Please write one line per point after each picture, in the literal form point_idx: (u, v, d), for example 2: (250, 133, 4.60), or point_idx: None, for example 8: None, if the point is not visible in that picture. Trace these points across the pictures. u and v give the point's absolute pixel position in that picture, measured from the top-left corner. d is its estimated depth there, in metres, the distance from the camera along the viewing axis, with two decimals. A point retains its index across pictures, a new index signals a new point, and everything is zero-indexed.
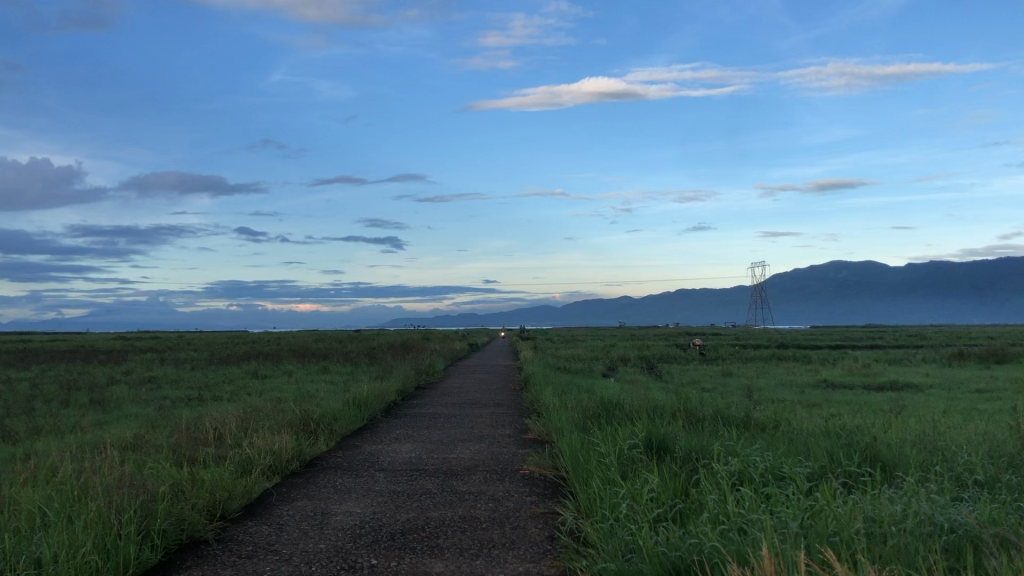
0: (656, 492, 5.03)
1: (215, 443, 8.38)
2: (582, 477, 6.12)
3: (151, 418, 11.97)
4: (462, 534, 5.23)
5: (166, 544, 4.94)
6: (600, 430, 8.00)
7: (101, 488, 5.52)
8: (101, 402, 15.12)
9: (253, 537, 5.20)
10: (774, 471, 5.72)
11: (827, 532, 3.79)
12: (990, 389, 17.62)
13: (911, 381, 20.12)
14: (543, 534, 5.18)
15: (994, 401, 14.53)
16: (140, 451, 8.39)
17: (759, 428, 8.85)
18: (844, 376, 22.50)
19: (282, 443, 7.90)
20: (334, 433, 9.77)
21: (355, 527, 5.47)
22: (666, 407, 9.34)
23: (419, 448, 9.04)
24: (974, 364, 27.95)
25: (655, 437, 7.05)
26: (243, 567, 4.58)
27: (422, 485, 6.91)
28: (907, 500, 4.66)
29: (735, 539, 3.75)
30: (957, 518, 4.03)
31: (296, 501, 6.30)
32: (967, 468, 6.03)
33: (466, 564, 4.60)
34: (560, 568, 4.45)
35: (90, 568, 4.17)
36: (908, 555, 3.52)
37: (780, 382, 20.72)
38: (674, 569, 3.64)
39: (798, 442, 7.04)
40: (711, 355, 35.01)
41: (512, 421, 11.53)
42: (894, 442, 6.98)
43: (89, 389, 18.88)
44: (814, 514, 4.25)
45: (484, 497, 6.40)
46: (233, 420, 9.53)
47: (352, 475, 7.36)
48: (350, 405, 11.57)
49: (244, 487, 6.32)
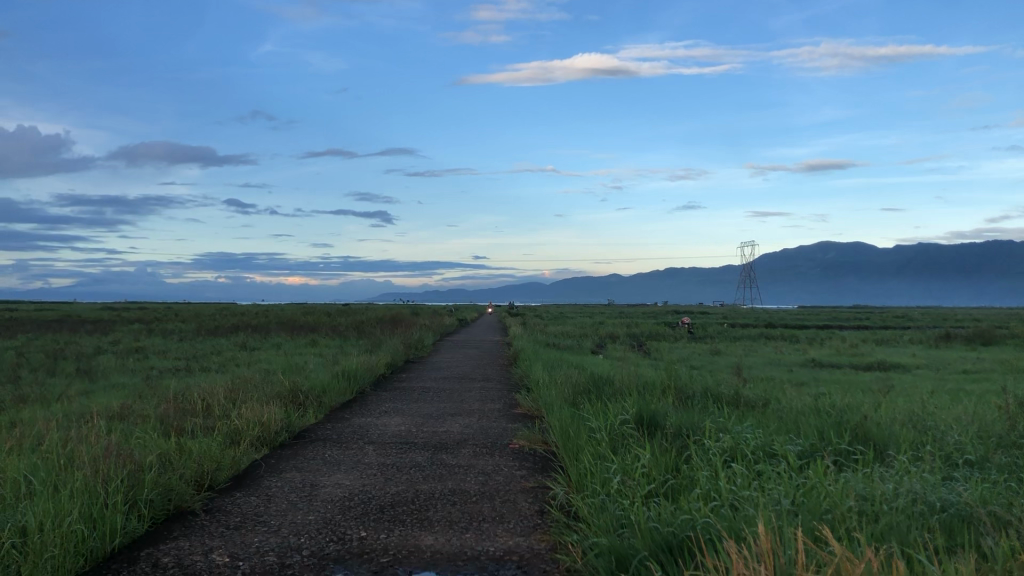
0: (648, 467, 5.01)
1: (203, 414, 8.32)
2: (572, 451, 6.12)
3: (138, 389, 11.88)
4: (452, 508, 5.22)
5: (153, 514, 4.90)
6: (591, 405, 8.03)
7: (88, 457, 5.46)
8: (88, 372, 14.99)
9: (241, 509, 5.16)
10: (765, 448, 5.71)
11: (820, 509, 3.78)
12: (978, 370, 17.80)
13: (900, 362, 20.24)
14: (533, 508, 5.16)
15: (981, 383, 14.72)
16: (128, 421, 8.32)
17: (749, 406, 8.86)
18: (833, 355, 22.64)
19: (271, 415, 7.85)
20: (322, 405, 9.72)
21: (345, 499, 5.44)
22: (656, 384, 9.36)
23: (407, 421, 9.02)
24: (961, 345, 28.28)
25: (645, 413, 7.06)
26: (231, 538, 4.54)
27: (412, 459, 6.87)
28: (899, 479, 4.65)
29: (728, 516, 3.73)
30: (950, 497, 4.03)
31: (284, 472, 6.27)
32: (957, 448, 6.04)
33: (456, 537, 4.58)
34: (551, 543, 4.43)
35: (76, 537, 4.13)
36: (899, 533, 3.51)
37: (768, 360, 20.82)
38: (668, 544, 3.61)
39: (788, 419, 7.06)
40: (701, 332, 35.20)
41: (501, 396, 11.60)
42: (884, 421, 7.00)
43: (76, 358, 18.82)
44: (807, 492, 4.23)
45: (473, 470, 6.40)
46: (222, 390, 9.50)
47: (340, 447, 7.33)
48: (340, 378, 11.54)
49: (232, 458, 6.29)
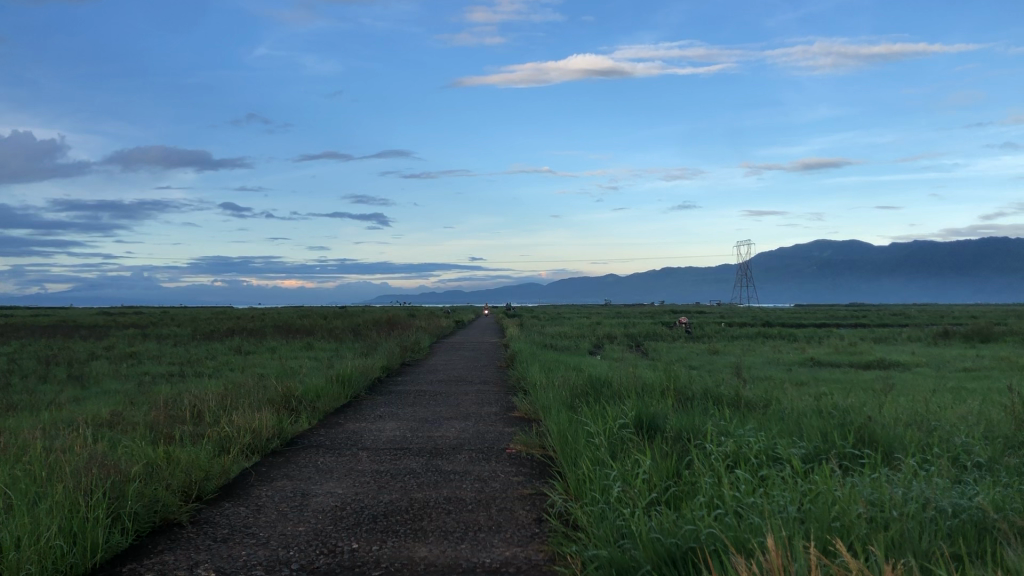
0: (648, 473, 4.85)
1: (193, 421, 8.16)
2: (570, 456, 5.95)
3: (129, 395, 11.70)
4: (447, 517, 5.06)
5: (137, 527, 4.73)
6: (589, 408, 7.87)
7: (70, 467, 5.30)
8: (80, 378, 14.80)
9: (229, 520, 5.00)
10: (769, 451, 5.56)
11: (828, 516, 3.63)
12: (979, 368, 17.66)
13: (899, 359, 20.24)
14: (531, 517, 5.01)
15: (983, 381, 14.50)
16: (116, 429, 8.15)
17: (749, 407, 8.72)
18: (831, 354, 22.53)
19: (262, 421, 7.69)
20: (316, 410, 9.56)
21: (336, 509, 5.28)
22: (655, 386, 9.22)
23: (403, 426, 8.85)
24: (959, 342, 28.39)
25: (645, 416, 6.90)
26: (218, 551, 4.38)
27: (407, 466, 6.70)
28: (907, 483, 4.50)
29: (734, 525, 3.58)
30: (961, 501, 3.88)
31: (275, 480, 6.11)
32: (965, 449, 5.89)
33: (451, 548, 4.42)
34: (549, 554, 4.28)
35: (55, 553, 3.98)
36: (911, 542, 3.36)
37: (767, 360, 20.76)
38: (671, 557, 3.46)
39: (791, 420, 6.90)
40: (699, 332, 34.92)
41: (497, 398, 11.48)
42: (889, 421, 6.85)
43: (68, 364, 18.58)
44: (813, 498, 4.08)
45: (469, 477, 6.23)
46: (212, 396, 9.33)
47: (333, 454, 7.17)
48: (334, 382, 11.39)
49: (221, 466, 6.13)
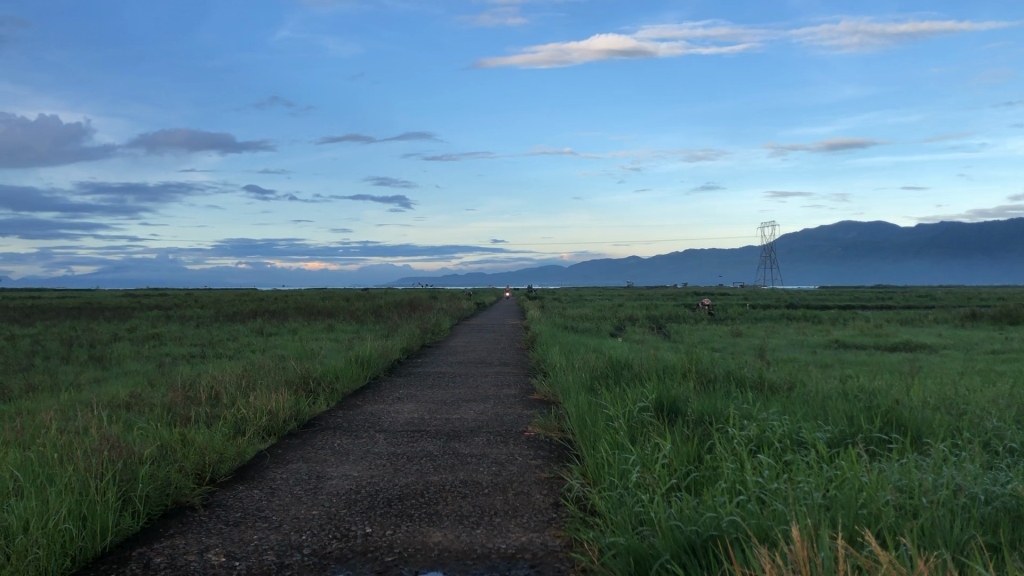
0: (668, 458, 4.75)
1: (211, 402, 8.14)
2: (588, 440, 5.84)
3: (148, 376, 11.75)
4: (462, 501, 4.96)
5: (149, 511, 4.67)
6: (608, 391, 7.75)
7: (83, 449, 5.27)
8: (101, 359, 14.85)
9: (242, 503, 4.93)
10: (792, 436, 5.42)
11: (853, 503, 3.50)
12: (1005, 349, 17.54)
13: (926, 341, 20.00)
14: (547, 501, 4.91)
15: (1010, 363, 14.36)
16: (134, 410, 8.14)
17: (773, 390, 8.55)
18: (855, 335, 22.33)
19: (279, 403, 7.63)
20: (334, 391, 9.53)
21: (350, 492, 5.20)
22: (676, 367, 9.10)
23: (421, 408, 8.77)
24: (987, 325, 27.92)
25: (666, 400, 6.77)
26: (229, 535, 4.31)
27: (423, 448, 6.61)
28: (936, 467, 4.35)
29: (756, 512, 3.45)
30: (994, 489, 3.73)
31: (291, 463, 6.04)
32: (996, 434, 5.73)
33: (466, 533, 4.32)
34: (566, 539, 4.18)
35: (64, 536, 3.91)
36: (944, 530, 3.22)
37: (791, 341, 20.59)
38: (691, 545, 3.33)
39: (815, 404, 6.74)
40: (721, 313, 34.83)
41: (516, 380, 11.39)
42: (917, 405, 6.68)
43: (92, 346, 18.84)
44: (839, 485, 3.96)
45: (486, 460, 6.11)
46: (229, 377, 9.37)
47: (350, 436, 7.09)
48: (353, 363, 11.37)
49: (236, 449, 6.08)
